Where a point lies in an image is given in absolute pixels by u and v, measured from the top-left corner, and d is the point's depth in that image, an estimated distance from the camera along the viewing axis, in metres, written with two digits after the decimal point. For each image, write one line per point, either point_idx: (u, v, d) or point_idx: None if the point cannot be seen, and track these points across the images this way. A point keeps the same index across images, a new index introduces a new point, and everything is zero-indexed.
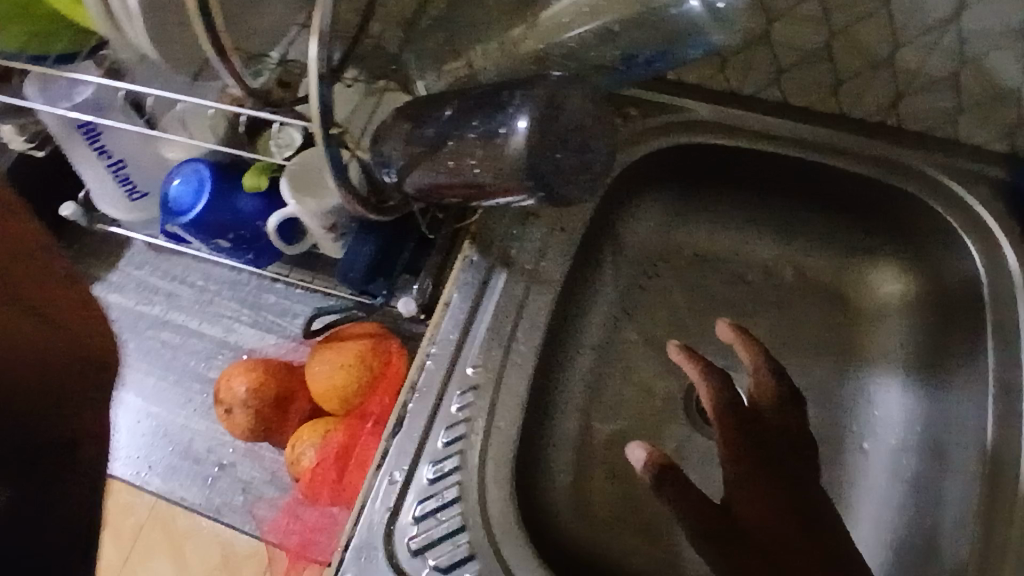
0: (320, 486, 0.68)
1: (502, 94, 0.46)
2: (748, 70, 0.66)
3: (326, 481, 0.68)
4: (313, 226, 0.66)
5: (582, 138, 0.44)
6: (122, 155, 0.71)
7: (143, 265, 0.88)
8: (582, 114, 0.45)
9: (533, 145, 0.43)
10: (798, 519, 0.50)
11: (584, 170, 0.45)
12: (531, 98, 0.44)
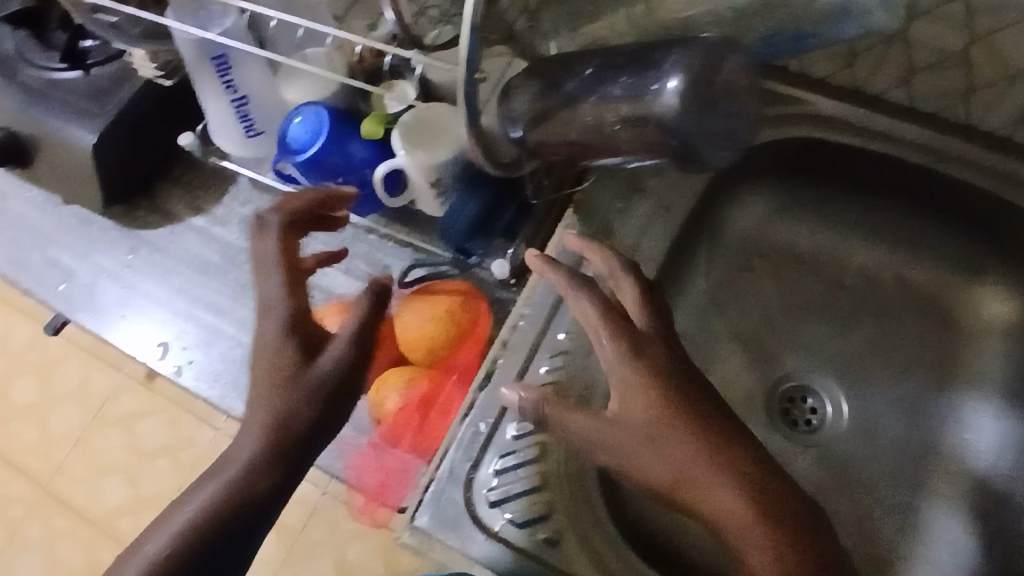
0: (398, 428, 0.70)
1: (655, 51, 0.43)
2: (877, 67, 0.65)
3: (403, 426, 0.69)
4: (418, 179, 0.68)
5: (733, 103, 0.42)
6: (247, 91, 0.72)
7: (246, 202, 0.84)
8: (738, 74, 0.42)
9: (685, 106, 0.40)
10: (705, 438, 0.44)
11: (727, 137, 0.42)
12: (688, 56, 0.41)
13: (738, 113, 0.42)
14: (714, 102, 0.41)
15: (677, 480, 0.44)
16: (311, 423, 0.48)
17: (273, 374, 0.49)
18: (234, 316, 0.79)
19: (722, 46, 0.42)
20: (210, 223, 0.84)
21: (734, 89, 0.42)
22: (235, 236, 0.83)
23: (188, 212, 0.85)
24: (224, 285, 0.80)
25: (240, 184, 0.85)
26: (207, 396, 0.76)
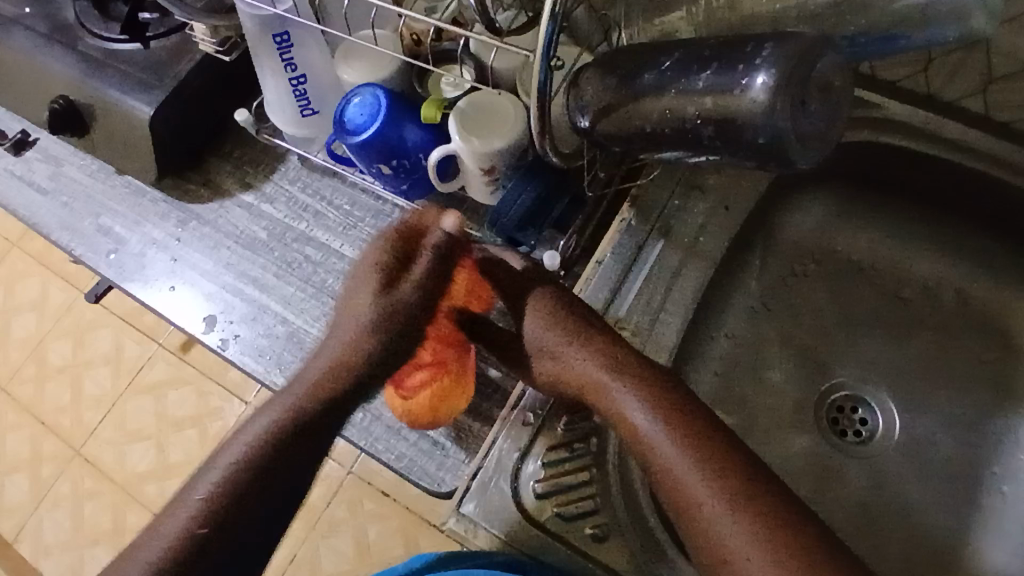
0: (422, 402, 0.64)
1: (746, 42, 0.43)
2: (956, 72, 0.62)
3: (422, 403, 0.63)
4: (472, 165, 0.67)
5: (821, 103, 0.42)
6: (305, 71, 0.72)
7: (295, 181, 0.85)
8: (830, 77, 0.42)
9: (774, 104, 0.40)
10: (596, 352, 0.54)
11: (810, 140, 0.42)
12: (780, 52, 0.41)
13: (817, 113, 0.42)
14: (807, 98, 0.42)
15: (578, 382, 0.54)
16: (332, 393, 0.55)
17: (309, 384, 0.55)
18: (281, 294, 0.79)
19: (816, 46, 0.42)
20: (258, 199, 0.85)
21: (821, 97, 0.42)
22: (282, 215, 0.83)
23: (237, 187, 0.86)
24: (270, 262, 0.81)
25: (289, 162, 0.85)
26: (251, 370, 0.76)
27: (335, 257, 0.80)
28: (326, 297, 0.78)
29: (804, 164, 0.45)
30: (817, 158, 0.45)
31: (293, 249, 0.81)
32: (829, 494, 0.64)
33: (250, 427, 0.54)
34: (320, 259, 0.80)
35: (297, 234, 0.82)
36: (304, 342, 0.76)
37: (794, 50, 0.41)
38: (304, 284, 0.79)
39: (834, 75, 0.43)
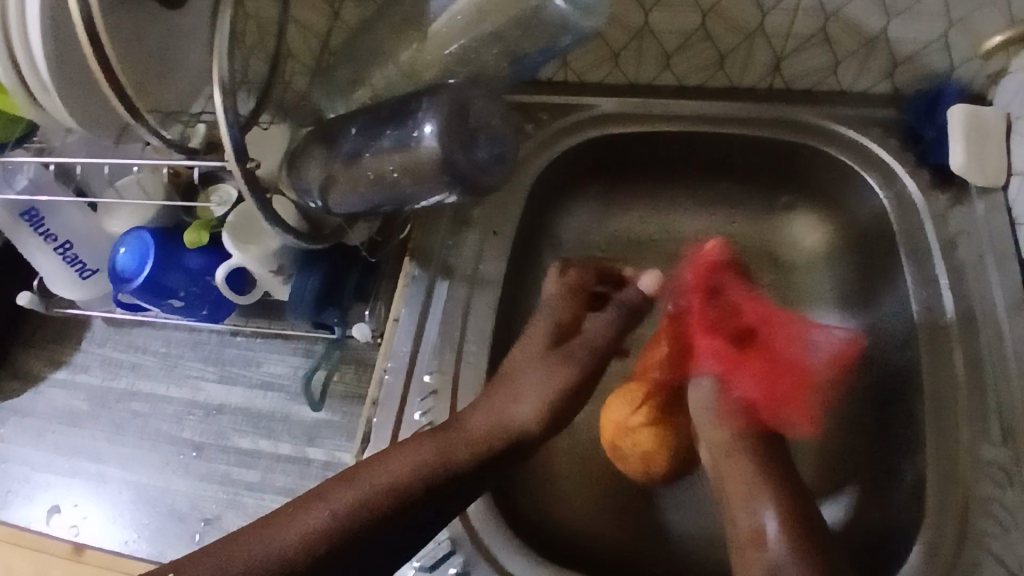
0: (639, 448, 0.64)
1: (412, 105, 0.49)
2: (640, 60, 0.72)
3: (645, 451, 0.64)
4: (259, 271, 0.69)
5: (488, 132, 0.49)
6: (68, 235, 0.72)
7: (105, 342, 0.83)
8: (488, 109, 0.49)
9: (442, 146, 0.46)
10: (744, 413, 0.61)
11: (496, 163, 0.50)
12: (438, 102, 0.48)
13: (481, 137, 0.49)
14: (471, 137, 0.48)
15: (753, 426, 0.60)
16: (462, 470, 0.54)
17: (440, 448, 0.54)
18: (118, 457, 0.76)
19: (468, 94, 0.49)
20: (70, 373, 0.82)
21: (487, 126, 0.49)
22: (100, 380, 0.81)
23: (47, 367, 0.83)
24: (100, 431, 0.78)
25: (95, 326, 0.84)
26: (107, 545, 0.70)
27: (163, 401, 0.78)
28: (165, 444, 0.76)
29: (499, 185, 0.51)
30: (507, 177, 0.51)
31: (119, 410, 0.79)
32: None
33: (398, 472, 0.52)
34: (149, 409, 0.78)
35: (119, 393, 0.80)
36: (154, 497, 0.72)
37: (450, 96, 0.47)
38: (139, 440, 0.77)
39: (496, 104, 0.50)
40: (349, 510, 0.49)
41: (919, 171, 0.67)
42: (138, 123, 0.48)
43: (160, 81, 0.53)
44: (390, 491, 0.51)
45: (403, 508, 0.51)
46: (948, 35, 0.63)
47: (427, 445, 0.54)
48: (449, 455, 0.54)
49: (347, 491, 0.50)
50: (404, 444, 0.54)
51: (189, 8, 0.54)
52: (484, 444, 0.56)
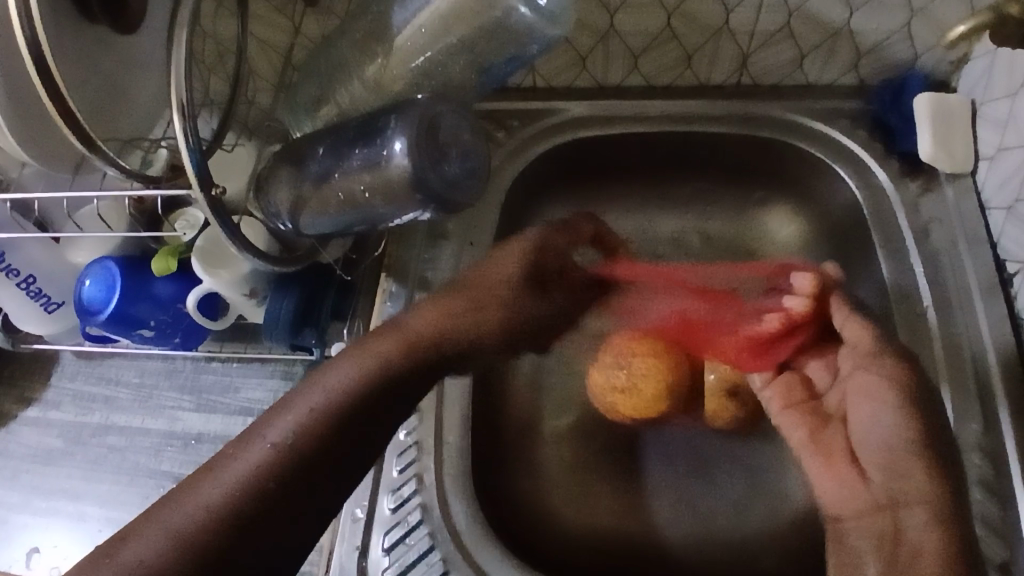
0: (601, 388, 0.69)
1: (379, 122, 0.49)
2: (608, 62, 0.71)
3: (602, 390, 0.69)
4: (233, 295, 0.67)
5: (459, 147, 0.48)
6: (30, 269, 0.70)
7: (76, 375, 0.80)
8: (455, 123, 0.48)
9: (412, 164, 0.46)
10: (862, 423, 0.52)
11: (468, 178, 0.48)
12: (405, 119, 0.47)
13: (451, 151, 0.48)
14: (440, 152, 0.47)
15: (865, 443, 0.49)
16: (398, 383, 0.52)
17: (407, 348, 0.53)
18: (96, 494, 0.74)
19: (437, 108, 0.48)
20: (40, 410, 0.79)
21: (457, 140, 0.48)
22: (72, 415, 0.78)
23: (16, 406, 0.79)
24: (76, 468, 0.75)
25: (63, 360, 0.81)
26: None
27: (139, 434, 0.76)
28: (144, 477, 0.74)
29: (472, 199, 0.50)
30: (479, 191, 0.50)
31: (94, 445, 0.76)
32: (667, 452, 0.68)
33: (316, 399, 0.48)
34: (126, 443, 0.76)
35: (94, 428, 0.77)
36: None
37: (418, 112, 0.46)
38: (117, 475, 0.74)
39: (463, 117, 0.49)
40: (268, 454, 0.44)
41: (889, 161, 0.67)
42: (96, 157, 0.46)
43: (114, 108, 0.51)
44: (300, 423, 0.46)
45: (328, 432, 0.47)
46: (911, 25, 0.64)
47: (354, 368, 0.50)
48: (363, 360, 0.51)
49: (264, 437, 0.45)
50: (335, 365, 0.50)
51: (143, 30, 0.52)
52: (408, 344, 0.53)
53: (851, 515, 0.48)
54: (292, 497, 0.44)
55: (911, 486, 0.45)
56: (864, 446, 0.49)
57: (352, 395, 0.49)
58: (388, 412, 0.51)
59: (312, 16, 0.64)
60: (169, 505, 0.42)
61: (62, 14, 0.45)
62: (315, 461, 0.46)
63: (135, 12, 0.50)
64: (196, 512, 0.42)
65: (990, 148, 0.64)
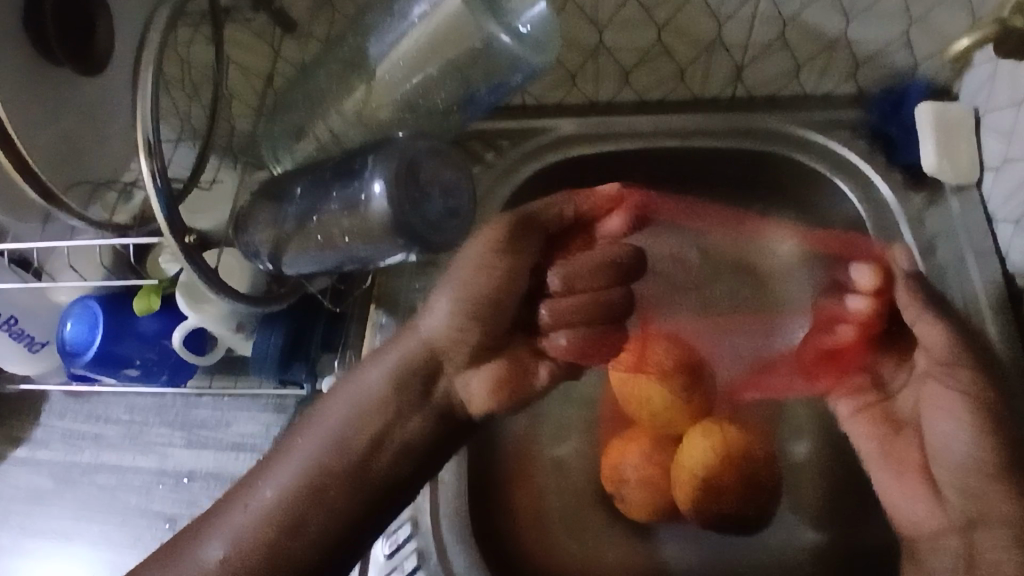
0: (641, 482, 0.61)
1: (359, 162, 0.47)
2: (597, 79, 0.69)
3: (642, 484, 0.61)
4: (220, 330, 0.66)
5: (443, 186, 0.46)
6: (12, 310, 0.68)
7: (64, 413, 0.78)
8: (437, 161, 0.46)
9: (393, 207, 0.44)
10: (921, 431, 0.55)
11: (452, 217, 0.47)
12: (386, 160, 0.45)
13: (433, 190, 0.46)
14: (421, 193, 0.45)
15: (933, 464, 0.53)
16: (399, 412, 0.51)
17: (405, 370, 0.52)
18: (87, 537, 0.72)
19: (418, 146, 0.46)
20: (29, 450, 0.77)
21: (440, 177, 0.46)
22: (62, 455, 0.76)
23: (4, 446, 0.78)
24: (66, 509, 0.74)
25: (51, 398, 0.79)
26: None
27: (130, 472, 0.74)
28: (135, 518, 0.72)
29: (458, 237, 0.48)
30: (465, 230, 0.48)
31: (84, 486, 0.74)
32: None
33: (307, 448, 0.50)
34: (117, 482, 0.74)
35: (84, 467, 0.75)
36: None
37: (399, 152, 0.45)
38: (108, 517, 0.72)
39: (446, 152, 0.47)
40: (282, 494, 0.48)
41: (891, 173, 0.65)
42: (57, 209, 0.45)
43: (83, 151, 0.50)
44: (292, 472, 0.49)
45: (332, 476, 0.49)
46: (910, 33, 0.62)
47: (344, 408, 0.52)
48: (360, 403, 0.52)
49: (266, 484, 0.49)
50: (327, 405, 0.52)
51: (111, 70, 0.50)
52: (405, 363, 0.52)
53: (925, 534, 0.52)
54: (295, 544, 0.48)
55: (989, 509, 0.48)
56: (936, 462, 0.52)
57: (341, 437, 0.50)
58: (398, 472, 0.51)
59: (291, 41, 0.61)
60: (205, 532, 0.49)
61: (19, 59, 0.43)
62: (312, 501, 0.48)
63: (100, 51, 0.48)
64: (227, 550, 0.47)
65: (995, 158, 0.62)
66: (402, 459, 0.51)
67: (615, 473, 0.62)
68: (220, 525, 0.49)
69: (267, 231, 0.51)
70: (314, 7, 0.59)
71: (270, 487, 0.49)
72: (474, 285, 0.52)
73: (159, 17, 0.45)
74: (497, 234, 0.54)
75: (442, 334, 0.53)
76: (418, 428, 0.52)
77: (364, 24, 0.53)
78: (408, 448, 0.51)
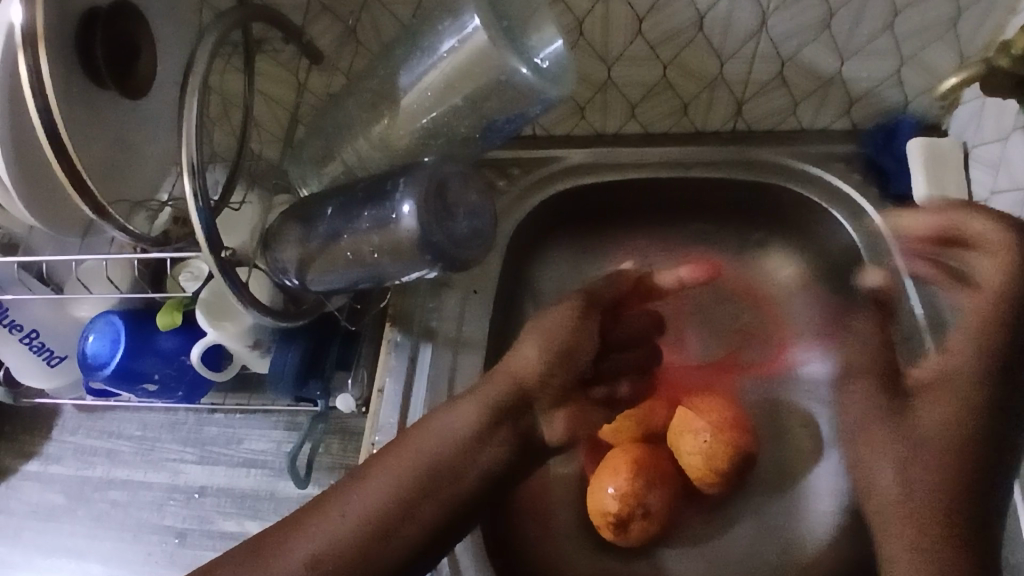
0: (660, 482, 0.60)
1: (388, 184, 0.50)
2: (605, 112, 0.73)
3: (662, 484, 0.60)
4: (237, 347, 0.67)
5: (465, 207, 0.49)
6: (35, 324, 0.70)
7: (77, 429, 0.80)
8: (461, 183, 0.49)
9: (419, 225, 0.47)
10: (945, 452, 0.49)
11: (474, 236, 0.49)
12: (413, 181, 0.48)
13: (456, 210, 0.49)
14: (446, 212, 0.48)
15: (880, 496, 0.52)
16: (493, 443, 0.50)
17: (497, 399, 0.51)
18: (97, 551, 0.73)
19: (443, 171, 0.49)
20: (41, 465, 0.78)
21: (463, 199, 0.49)
22: (73, 469, 0.77)
23: (17, 460, 0.79)
24: (77, 524, 0.74)
25: (65, 413, 0.80)
26: None
27: (142, 488, 0.75)
28: (146, 532, 0.73)
29: (477, 256, 0.51)
30: (485, 249, 0.51)
31: (95, 500, 0.75)
32: None
33: (408, 464, 0.49)
34: (128, 497, 0.75)
35: (95, 483, 0.76)
36: None
37: (426, 174, 0.48)
38: (119, 531, 0.73)
39: (468, 176, 0.50)
40: (352, 513, 0.48)
41: (884, 204, 0.68)
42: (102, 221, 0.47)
43: (122, 169, 0.52)
44: (392, 488, 0.48)
45: (402, 500, 0.48)
46: (900, 72, 0.66)
47: (447, 429, 0.50)
48: (447, 430, 0.50)
49: (360, 495, 0.48)
50: (430, 424, 0.51)
51: (151, 95, 0.53)
52: (496, 396, 0.51)
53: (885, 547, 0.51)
54: (388, 559, 0.47)
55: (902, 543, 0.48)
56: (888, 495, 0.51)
57: (440, 459, 0.49)
58: (477, 491, 0.50)
59: (317, 72, 0.65)
60: (292, 533, 0.48)
61: (72, 82, 0.46)
62: (404, 518, 0.48)
63: (144, 77, 0.51)
64: (318, 551, 0.47)
65: (984, 190, 0.65)
66: (486, 484, 0.51)
67: (645, 485, 0.59)
68: (311, 525, 0.48)
69: (294, 246, 0.54)
70: (340, 42, 0.63)
71: (365, 499, 0.48)
72: (553, 331, 0.53)
73: (202, 47, 0.48)
74: (571, 305, 0.54)
75: (530, 369, 0.51)
76: (514, 458, 0.52)
77: (391, 57, 0.57)
78: (503, 475, 0.52)
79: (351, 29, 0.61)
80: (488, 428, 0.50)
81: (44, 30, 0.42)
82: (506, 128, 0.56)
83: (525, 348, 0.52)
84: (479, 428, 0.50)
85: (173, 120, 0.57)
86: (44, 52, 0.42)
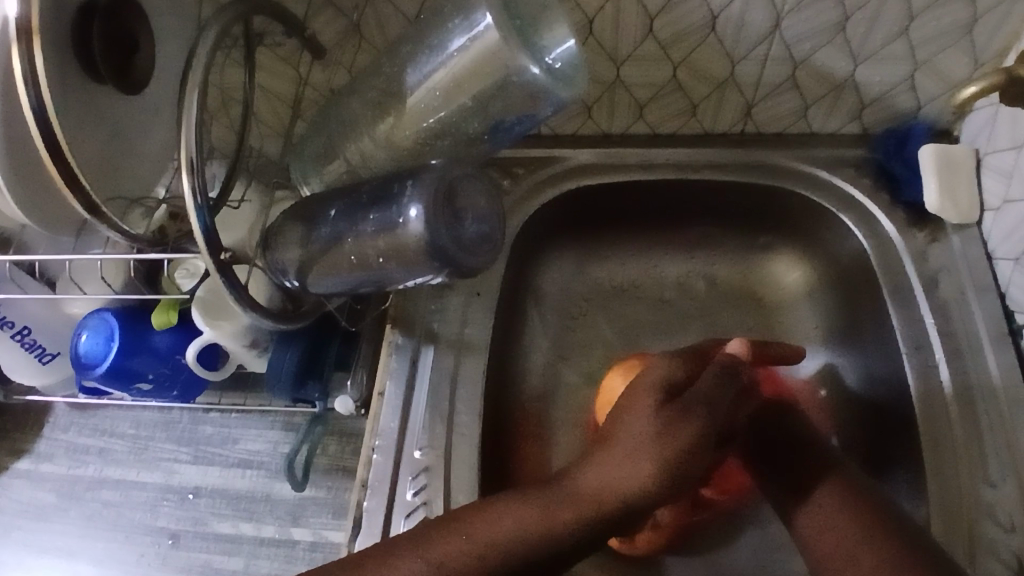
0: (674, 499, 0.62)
1: (394, 186, 0.48)
2: (612, 112, 0.71)
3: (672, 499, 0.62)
4: (235, 347, 0.66)
5: (473, 212, 0.48)
6: (26, 321, 0.68)
7: (69, 426, 0.78)
8: (469, 187, 0.48)
9: (426, 230, 0.45)
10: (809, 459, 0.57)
11: (482, 241, 0.48)
12: (421, 184, 0.46)
13: (463, 215, 0.47)
14: (455, 216, 0.47)
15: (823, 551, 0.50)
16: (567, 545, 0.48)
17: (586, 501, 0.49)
18: (88, 551, 0.71)
19: (450, 174, 0.47)
20: (31, 463, 0.77)
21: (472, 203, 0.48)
22: (64, 468, 0.76)
23: (6, 459, 0.77)
24: (68, 525, 0.73)
25: (56, 410, 0.79)
26: None
27: (134, 488, 0.74)
28: (139, 533, 0.72)
29: (485, 261, 0.50)
30: (493, 255, 0.50)
31: (87, 500, 0.74)
32: None
33: (480, 533, 0.48)
34: (120, 497, 0.74)
35: (87, 482, 0.75)
36: None
37: (432, 177, 0.46)
38: (111, 531, 0.72)
39: (476, 178, 0.49)
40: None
41: (894, 210, 0.67)
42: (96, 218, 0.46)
43: (115, 167, 0.51)
44: (463, 554, 0.47)
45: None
46: (914, 77, 0.65)
47: (525, 512, 0.49)
48: (540, 518, 0.48)
49: (428, 550, 0.47)
50: (513, 502, 0.49)
51: (148, 89, 0.52)
52: (589, 503, 0.49)
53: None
54: None
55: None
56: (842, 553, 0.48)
57: (515, 539, 0.47)
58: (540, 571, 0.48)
59: (319, 67, 0.63)
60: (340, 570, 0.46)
61: (67, 75, 0.44)
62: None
63: (142, 71, 0.49)
64: None
65: (995, 199, 0.64)
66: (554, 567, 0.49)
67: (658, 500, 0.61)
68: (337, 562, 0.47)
69: (296, 247, 0.52)
70: (343, 36, 0.61)
71: (427, 558, 0.46)
72: (675, 443, 0.49)
73: (203, 41, 0.47)
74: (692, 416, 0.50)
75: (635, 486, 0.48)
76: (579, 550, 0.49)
77: (398, 54, 0.55)
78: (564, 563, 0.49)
79: (355, 24, 0.60)
80: (567, 523, 0.48)
81: (38, 22, 0.40)
82: (514, 130, 0.54)
83: (641, 458, 0.49)
84: (574, 529, 0.48)
85: (170, 114, 0.55)
86: (38, 45, 0.41)
